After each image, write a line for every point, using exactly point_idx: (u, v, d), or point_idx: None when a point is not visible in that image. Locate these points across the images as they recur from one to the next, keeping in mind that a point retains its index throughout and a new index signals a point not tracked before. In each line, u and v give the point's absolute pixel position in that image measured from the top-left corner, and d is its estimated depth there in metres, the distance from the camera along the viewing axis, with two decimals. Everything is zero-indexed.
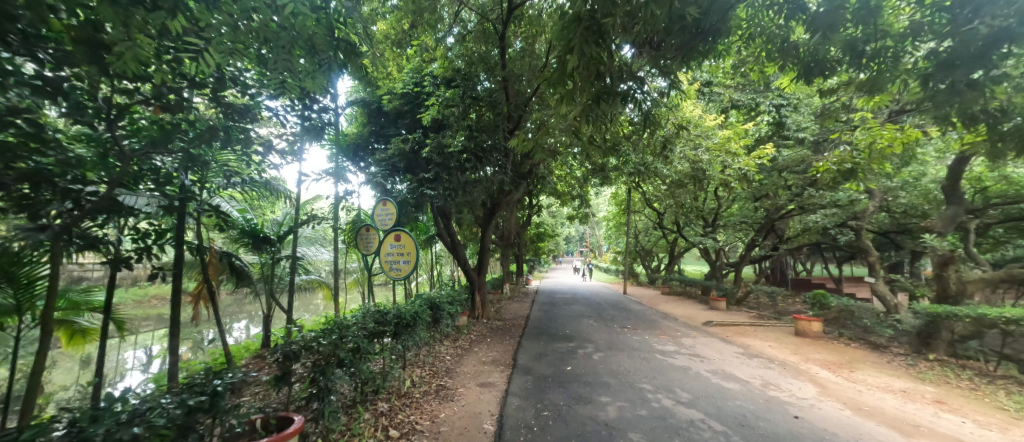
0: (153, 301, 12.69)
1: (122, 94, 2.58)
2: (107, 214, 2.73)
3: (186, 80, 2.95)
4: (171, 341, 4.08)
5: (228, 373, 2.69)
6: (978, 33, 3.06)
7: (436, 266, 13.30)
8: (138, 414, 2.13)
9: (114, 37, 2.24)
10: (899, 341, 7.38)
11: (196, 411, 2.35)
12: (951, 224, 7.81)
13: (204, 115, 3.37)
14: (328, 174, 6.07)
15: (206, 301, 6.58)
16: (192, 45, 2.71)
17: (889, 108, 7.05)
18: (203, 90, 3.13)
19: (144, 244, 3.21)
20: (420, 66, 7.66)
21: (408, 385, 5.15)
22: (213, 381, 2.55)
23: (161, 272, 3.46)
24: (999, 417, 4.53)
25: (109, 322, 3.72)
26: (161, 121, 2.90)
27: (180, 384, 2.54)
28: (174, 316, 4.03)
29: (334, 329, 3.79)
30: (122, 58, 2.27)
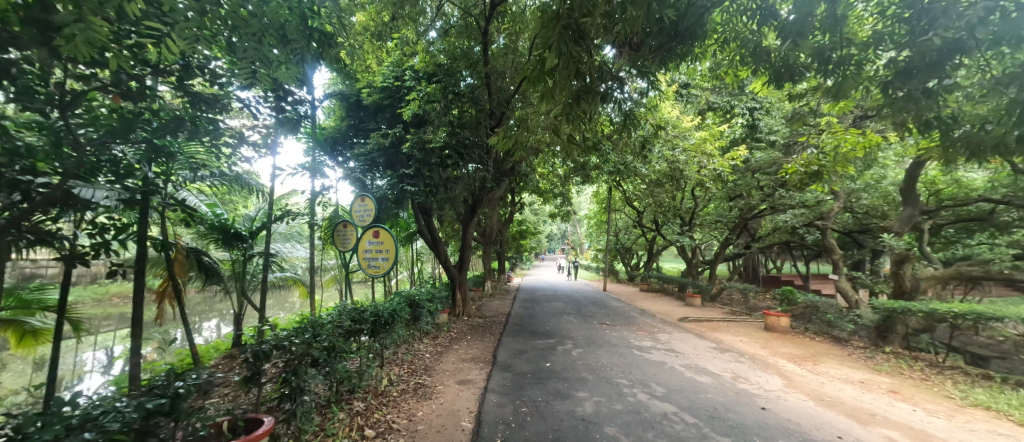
0: (113, 299, 11.84)
1: (78, 79, 2.44)
2: (61, 207, 2.60)
3: (148, 66, 2.78)
4: (134, 341, 3.80)
5: (192, 374, 2.57)
6: (932, 44, 3.29)
7: (416, 262, 13.12)
8: (89, 419, 2.02)
9: (64, 19, 2.05)
10: (860, 335, 7.83)
11: (156, 414, 2.21)
12: (908, 224, 8.34)
13: (170, 105, 3.14)
14: (303, 169, 5.79)
15: (170, 299, 6.10)
16: (154, 30, 2.54)
17: (854, 113, 7.54)
18: (169, 79, 2.97)
19: (103, 239, 3.01)
20: (401, 59, 7.53)
21: (385, 384, 5.05)
22: (175, 383, 2.42)
23: (121, 269, 3.26)
24: (943, 404, 4.89)
25: (63, 322, 3.37)
26: (121, 110, 2.76)
27: (141, 387, 2.45)
28: (137, 316, 3.79)
29: (307, 328, 3.67)
30: (73, 41, 2.08)
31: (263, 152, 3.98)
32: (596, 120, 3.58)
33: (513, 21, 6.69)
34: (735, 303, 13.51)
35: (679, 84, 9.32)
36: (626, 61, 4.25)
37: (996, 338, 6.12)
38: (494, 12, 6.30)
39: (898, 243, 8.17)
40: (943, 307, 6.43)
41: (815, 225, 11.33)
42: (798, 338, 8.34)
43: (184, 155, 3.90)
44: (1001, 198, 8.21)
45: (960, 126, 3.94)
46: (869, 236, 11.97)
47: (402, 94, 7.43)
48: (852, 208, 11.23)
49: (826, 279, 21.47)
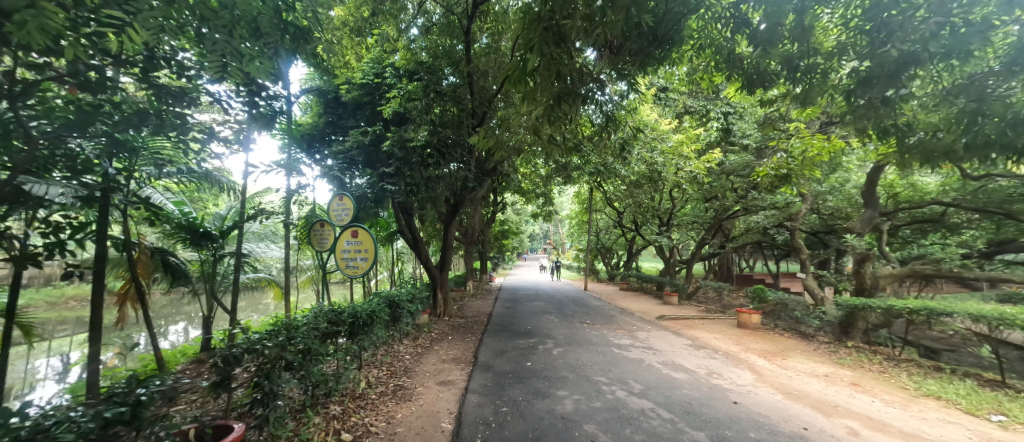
0: (70, 303, 11.23)
1: (30, 68, 2.35)
2: (10, 205, 2.50)
3: (109, 57, 2.68)
4: (92, 346, 3.66)
5: (155, 380, 2.50)
6: (890, 55, 3.46)
7: (396, 263, 12.98)
8: (40, 430, 1.98)
9: (15, 5, 1.95)
10: (825, 331, 8.16)
11: (115, 424, 2.15)
12: (868, 225, 8.68)
13: (133, 97, 3.04)
14: (278, 166, 5.65)
15: (135, 302, 5.63)
16: (115, 18, 2.45)
17: (820, 119, 7.85)
18: (132, 70, 2.86)
19: (57, 238, 2.88)
20: (381, 56, 7.44)
21: (363, 387, 4.98)
22: (137, 390, 2.35)
23: (77, 270, 3.13)
24: (900, 395, 5.14)
25: (11, 326, 3.26)
26: (79, 102, 2.67)
27: (100, 395, 2.37)
28: (95, 320, 3.66)
29: (281, 331, 3.59)
30: (25, 28, 1.99)
31: (234, 148, 3.89)
32: (576, 122, 3.60)
33: (496, 21, 6.69)
34: (710, 301, 13.84)
35: (658, 87, 9.50)
36: (607, 65, 4.33)
37: (949, 333, 6.22)
38: (476, 11, 6.29)
39: (857, 243, 8.53)
40: (899, 303, 6.77)
41: (785, 226, 11.73)
42: (768, 334, 8.62)
43: (148, 151, 3.76)
44: (953, 201, 8.70)
45: (915, 134, 4.17)
46: (835, 236, 12.48)
47: (382, 91, 7.31)
48: (818, 210, 11.68)
49: (796, 278, 22.26)
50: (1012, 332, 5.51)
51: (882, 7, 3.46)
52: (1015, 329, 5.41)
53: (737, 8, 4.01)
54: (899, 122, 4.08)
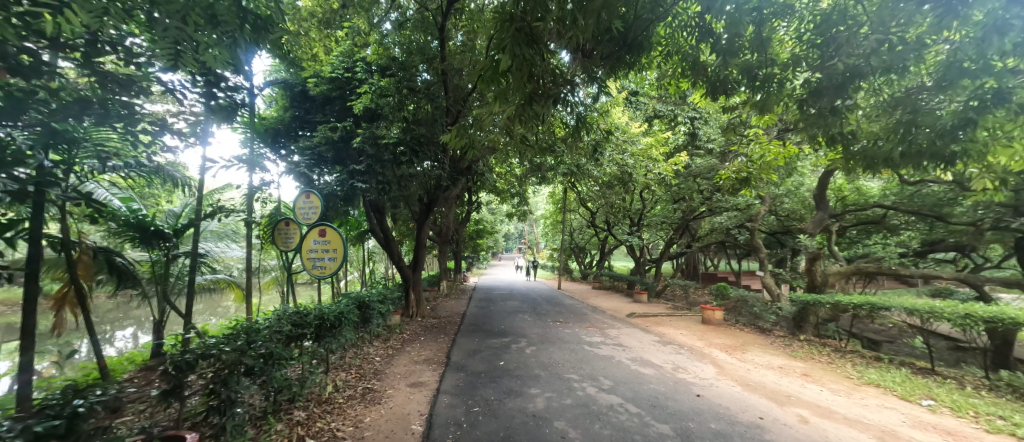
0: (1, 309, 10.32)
1: None
2: None
3: (46, 40, 2.54)
4: (23, 355, 3.35)
5: (95, 391, 2.41)
6: (838, 68, 3.69)
7: (367, 263, 12.73)
8: None
9: None
10: (780, 326, 8.56)
11: (48, 438, 2.06)
12: (820, 225, 9.16)
13: (75, 84, 2.90)
14: (239, 162, 5.44)
15: (75, 306, 5.21)
16: (52, 1, 2.31)
17: (777, 126, 8.28)
18: (72, 54, 2.70)
19: None
20: (351, 51, 7.29)
21: (329, 391, 4.87)
22: (75, 401, 2.26)
23: (7, 273, 2.89)
24: (845, 384, 5.48)
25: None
26: (8, 86, 2.46)
27: (32, 407, 2.24)
28: (27, 326, 3.37)
29: (240, 335, 3.49)
30: None
31: (189, 141, 3.75)
32: (546, 123, 3.63)
33: (471, 18, 6.67)
34: (678, 298, 14.28)
35: (627, 91, 9.73)
36: (579, 67, 4.38)
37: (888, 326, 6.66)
38: (451, 8, 6.35)
39: (810, 242, 9.02)
40: (846, 298, 7.20)
41: (747, 226, 12.24)
42: (731, 330, 8.96)
43: (90, 142, 3.51)
44: (893, 204, 9.38)
45: (857, 142, 4.45)
46: (790, 236, 13.17)
47: (353, 86, 7.13)
48: (776, 211, 12.26)
49: (757, 276, 23.32)
50: (941, 324, 5.92)
51: (833, 23, 3.87)
52: (943, 320, 5.82)
53: (701, 17, 4.18)
54: (845, 130, 4.40)
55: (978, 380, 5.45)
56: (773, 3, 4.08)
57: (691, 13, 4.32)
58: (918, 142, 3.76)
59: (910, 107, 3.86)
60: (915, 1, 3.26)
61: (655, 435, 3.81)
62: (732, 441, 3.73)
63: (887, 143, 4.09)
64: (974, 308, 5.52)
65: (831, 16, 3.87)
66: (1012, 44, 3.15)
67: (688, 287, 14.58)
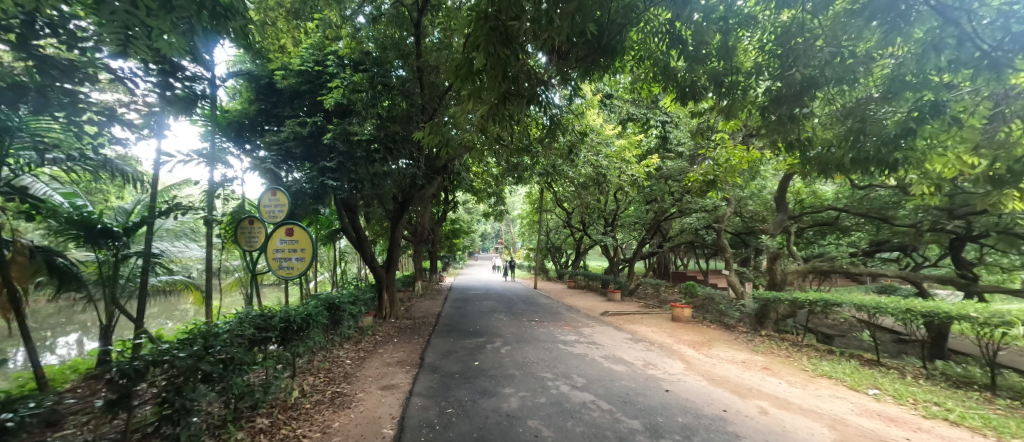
0: None
1: None
2: None
3: None
4: None
5: (28, 403, 2.22)
6: (794, 78, 3.94)
7: (338, 263, 12.35)
8: None
9: None
10: (743, 322, 9.00)
11: None
12: (780, 227, 9.63)
13: (10, 69, 2.68)
14: (198, 156, 5.16)
15: (6, 312, 4.76)
16: None
17: (743, 131, 8.69)
18: (8, 36, 2.50)
19: None
20: (322, 43, 7.05)
21: (296, 397, 4.67)
22: (4, 414, 2.09)
23: None
24: (801, 376, 5.81)
25: None
26: None
27: None
28: None
29: (197, 339, 3.30)
30: None
31: (142, 132, 3.65)
32: (522, 123, 3.65)
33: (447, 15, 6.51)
34: (649, 297, 14.70)
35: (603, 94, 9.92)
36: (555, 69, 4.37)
37: (840, 320, 7.14)
38: (426, 5, 6.28)
39: (771, 242, 9.51)
40: (802, 295, 7.65)
41: (714, 227, 12.74)
42: (699, 327, 9.30)
43: (28, 131, 3.24)
44: (845, 207, 10.01)
45: (813, 148, 4.74)
46: (753, 236, 13.81)
47: (324, 80, 6.87)
48: (740, 213, 12.76)
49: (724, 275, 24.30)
50: (885, 318, 6.35)
51: (793, 34, 4.08)
52: (887, 315, 6.24)
53: (672, 25, 4.33)
54: (802, 138, 4.69)
55: (917, 370, 5.90)
56: (738, 14, 4.28)
57: (663, 20, 4.45)
58: (866, 149, 4.01)
59: (858, 117, 4.12)
60: (862, 18, 3.44)
61: (625, 431, 3.89)
62: (697, 433, 3.87)
63: (838, 149, 4.37)
64: (914, 304, 5.90)
65: (791, 27, 4.08)
66: (945, 61, 3.45)
67: (659, 286, 15.02)
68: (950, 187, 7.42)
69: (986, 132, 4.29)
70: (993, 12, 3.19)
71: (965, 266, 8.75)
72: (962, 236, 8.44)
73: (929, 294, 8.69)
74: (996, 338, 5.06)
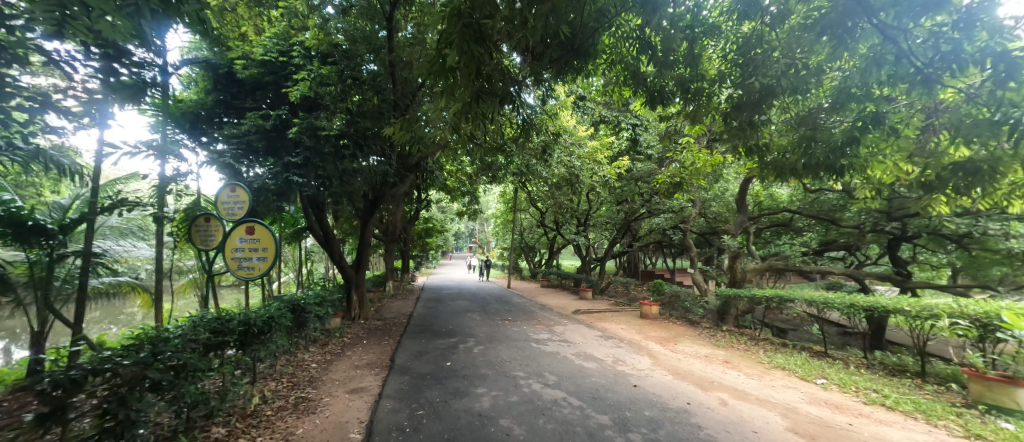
0: None
1: None
2: None
3: None
4: None
5: None
6: (753, 87, 4.18)
7: (304, 262, 11.89)
8: None
9: None
10: (706, 318, 9.45)
11: None
12: (740, 228, 10.16)
13: None
14: (147, 148, 4.78)
15: None
16: None
17: (707, 136, 9.10)
18: None
19: None
20: (287, 33, 6.76)
21: (256, 404, 4.44)
22: None
23: None
24: (758, 369, 6.14)
25: None
26: None
27: None
28: None
29: (144, 346, 3.08)
30: None
31: (81, 120, 3.40)
32: (497, 122, 3.65)
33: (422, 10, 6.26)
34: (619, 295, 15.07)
35: (577, 95, 10.05)
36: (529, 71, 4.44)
37: (793, 315, 7.57)
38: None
39: (732, 242, 10.00)
40: (760, 292, 8.08)
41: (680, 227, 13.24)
42: (665, 323, 9.63)
43: None
44: (798, 210, 10.69)
45: (771, 153, 5.03)
46: (716, 236, 14.47)
47: (288, 71, 6.58)
48: (704, 214, 13.31)
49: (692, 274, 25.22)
50: (833, 313, 6.80)
51: (751, 46, 4.37)
52: (834, 309, 6.69)
53: (642, 31, 4.49)
54: (761, 144, 4.99)
55: (859, 360, 6.39)
56: (703, 24, 4.51)
57: (633, 26, 4.58)
58: (815, 156, 4.30)
59: (810, 125, 4.40)
60: (814, 32, 3.70)
61: (595, 426, 3.97)
62: (664, 426, 4.01)
63: (793, 155, 4.65)
64: (857, 299, 6.35)
65: (749, 39, 4.36)
66: (886, 76, 3.74)
67: (629, 284, 15.43)
68: (888, 192, 8.08)
69: (919, 142, 4.42)
70: (925, 33, 3.48)
71: (902, 264, 9.55)
72: (898, 236, 9.23)
73: (871, 290, 9.39)
74: (927, 329, 5.52)
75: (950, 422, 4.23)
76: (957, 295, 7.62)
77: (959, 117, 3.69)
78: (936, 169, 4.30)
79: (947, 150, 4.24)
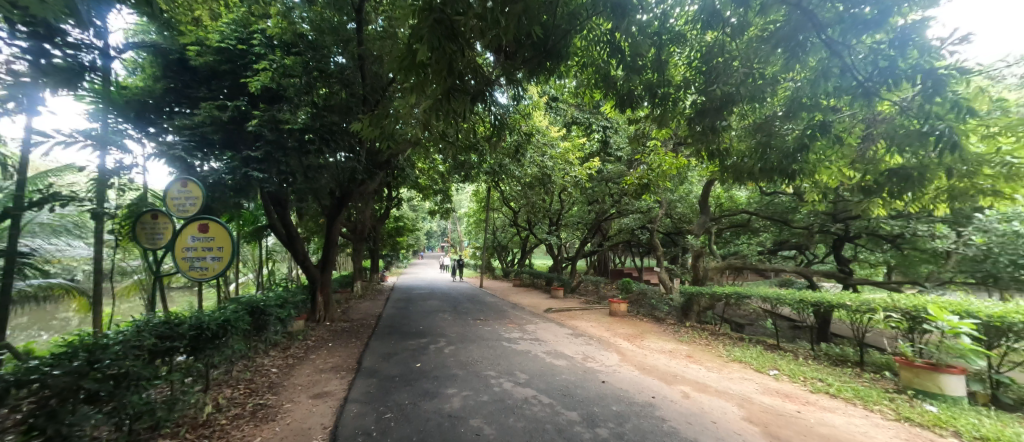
0: None
1: None
2: None
3: None
4: None
5: None
6: (715, 94, 4.39)
7: (265, 262, 11.32)
8: None
9: None
10: (671, 315, 9.81)
11: None
12: (703, 228, 10.64)
13: None
14: (84, 137, 4.36)
15: None
16: None
17: (673, 140, 9.45)
18: None
19: None
20: (247, 20, 6.40)
21: (209, 413, 4.17)
22: None
23: None
24: (718, 362, 6.45)
25: None
26: None
27: None
28: None
29: (79, 353, 2.83)
30: None
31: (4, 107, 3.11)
32: (469, 120, 3.61)
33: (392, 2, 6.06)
34: (590, 293, 15.37)
35: (550, 96, 10.11)
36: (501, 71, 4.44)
37: (750, 310, 8.02)
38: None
39: (695, 241, 10.45)
40: (720, 289, 8.49)
41: (648, 227, 13.67)
42: (633, 320, 9.92)
43: None
44: (755, 211, 11.32)
45: (731, 157, 5.31)
46: (682, 236, 15.04)
47: (248, 60, 6.23)
48: (671, 215, 13.77)
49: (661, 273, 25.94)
50: (784, 308, 7.26)
51: (714, 54, 4.53)
52: (786, 305, 7.13)
53: (612, 35, 4.61)
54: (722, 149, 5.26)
55: (807, 352, 6.86)
56: (670, 31, 4.69)
57: (604, 30, 4.67)
58: (770, 160, 4.60)
59: (766, 132, 4.66)
60: (770, 44, 3.94)
61: (564, 423, 4.03)
62: (630, 420, 4.13)
63: (751, 160, 4.93)
64: (806, 295, 6.80)
65: (712, 48, 4.53)
66: (832, 88, 4.04)
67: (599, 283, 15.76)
68: (833, 196, 8.73)
69: (859, 150, 4.77)
70: (866, 49, 3.76)
71: (845, 262, 10.31)
72: (842, 236, 9.96)
73: (818, 286, 10.07)
74: (865, 322, 5.99)
75: (884, 406, 4.60)
76: (891, 290, 8.32)
77: (894, 127, 4.03)
78: (875, 175, 4.67)
79: (882, 158, 4.61)
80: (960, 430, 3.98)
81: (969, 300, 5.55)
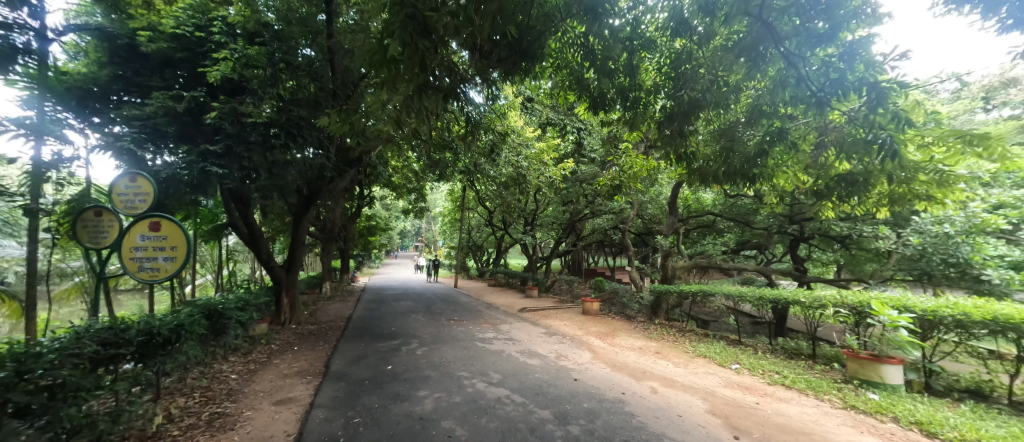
0: None
1: None
2: None
3: None
4: None
5: None
6: (683, 100, 4.56)
7: (224, 262, 10.73)
8: None
9: None
10: (642, 313, 10.09)
11: None
12: (671, 229, 11.01)
13: None
14: (15, 125, 3.97)
15: None
16: None
17: (644, 144, 9.71)
18: None
19: None
20: (206, 6, 6.05)
21: (158, 424, 3.90)
22: None
23: None
24: (685, 358, 6.69)
25: None
26: None
27: None
28: None
29: (7, 363, 2.57)
30: None
31: None
32: (442, 118, 3.56)
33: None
34: (563, 292, 15.53)
35: (526, 96, 10.13)
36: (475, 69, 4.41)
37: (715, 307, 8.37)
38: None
39: (664, 241, 10.78)
40: (686, 287, 8.81)
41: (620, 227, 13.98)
42: (604, 318, 10.11)
43: None
44: (720, 213, 11.84)
45: (699, 161, 5.51)
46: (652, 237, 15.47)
47: (206, 49, 5.88)
48: (642, 215, 14.16)
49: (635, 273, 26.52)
50: (746, 305, 7.62)
51: (682, 61, 4.70)
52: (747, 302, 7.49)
53: (586, 39, 4.69)
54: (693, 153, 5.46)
55: (766, 346, 7.24)
56: (641, 37, 4.83)
57: (578, 33, 4.75)
58: (733, 162, 4.76)
59: (730, 137, 4.88)
60: (733, 53, 4.13)
61: (536, 422, 4.05)
62: (600, 416, 4.21)
63: (714, 163, 5.11)
64: (765, 292, 7.17)
65: (680, 55, 4.70)
66: (789, 97, 4.28)
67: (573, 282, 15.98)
68: (791, 199, 9.26)
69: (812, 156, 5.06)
70: (819, 62, 4.00)
71: (801, 262, 10.92)
72: (798, 237, 10.56)
73: (777, 284, 10.63)
74: (817, 317, 6.39)
75: (833, 396, 4.93)
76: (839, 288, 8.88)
77: (843, 135, 4.33)
78: (827, 179, 4.99)
79: (833, 164, 4.94)
80: (898, 415, 4.32)
81: (907, 296, 6.01)
